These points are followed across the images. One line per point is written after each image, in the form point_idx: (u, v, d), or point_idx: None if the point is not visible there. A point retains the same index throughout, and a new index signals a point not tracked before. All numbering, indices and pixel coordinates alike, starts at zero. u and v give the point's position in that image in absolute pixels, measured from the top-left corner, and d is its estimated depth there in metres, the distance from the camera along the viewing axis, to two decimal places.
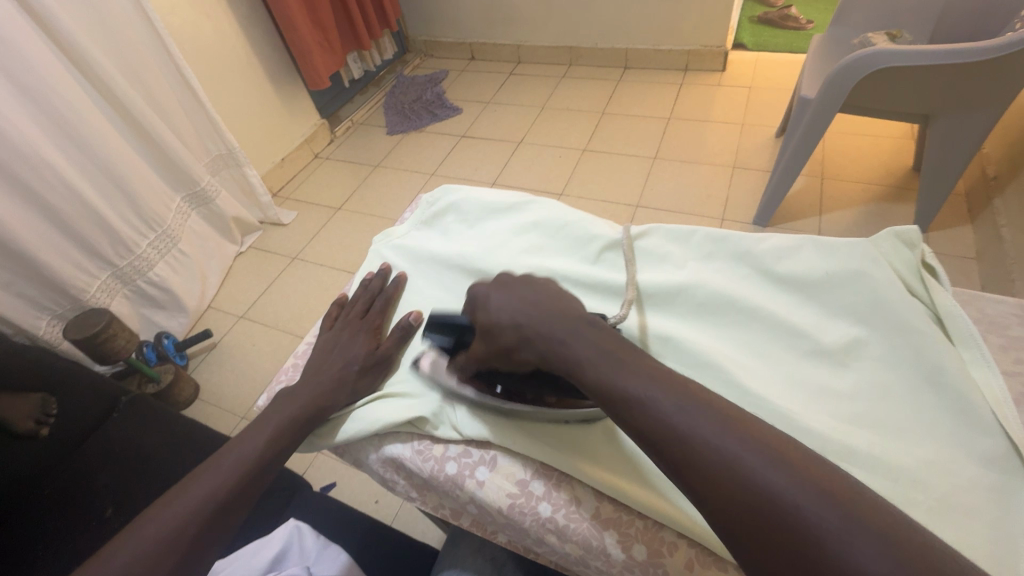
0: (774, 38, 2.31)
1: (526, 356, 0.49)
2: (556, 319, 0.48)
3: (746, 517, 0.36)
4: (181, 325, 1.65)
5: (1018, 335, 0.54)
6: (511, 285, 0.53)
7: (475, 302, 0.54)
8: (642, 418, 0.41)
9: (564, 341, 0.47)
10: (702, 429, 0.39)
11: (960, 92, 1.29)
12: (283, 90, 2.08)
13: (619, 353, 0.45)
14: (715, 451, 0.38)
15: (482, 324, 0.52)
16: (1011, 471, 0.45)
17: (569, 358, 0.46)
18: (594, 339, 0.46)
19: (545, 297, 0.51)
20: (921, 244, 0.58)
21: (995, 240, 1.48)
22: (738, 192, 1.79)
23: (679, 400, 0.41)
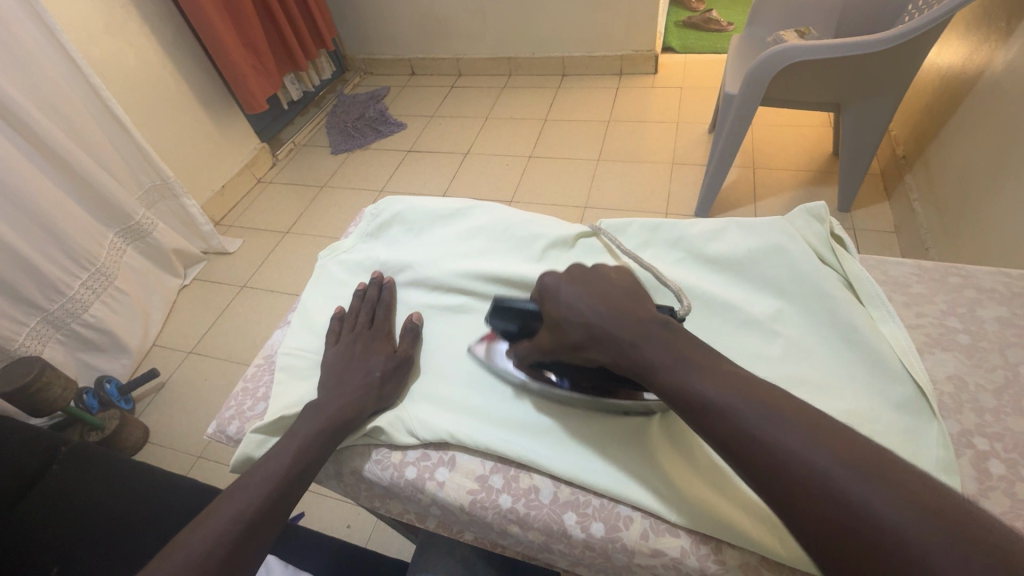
0: (699, 40, 2.45)
1: (595, 355, 0.49)
2: (626, 318, 0.48)
3: (818, 521, 0.35)
4: (124, 367, 1.56)
5: (918, 292, 0.59)
6: (580, 280, 0.53)
7: (547, 293, 0.54)
8: (716, 419, 0.40)
9: (634, 343, 0.46)
10: (779, 433, 0.38)
11: (864, 80, 1.41)
12: (217, 115, 2.02)
13: (689, 355, 0.44)
14: (782, 452, 0.37)
15: (553, 315, 0.52)
16: (921, 413, 0.49)
17: (641, 360, 0.45)
18: (666, 342, 0.45)
19: (613, 290, 0.51)
20: (829, 217, 0.63)
21: (910, 213, 1.60)
22: (678, 187, 1.88)
23: (753, 404, 0.40)
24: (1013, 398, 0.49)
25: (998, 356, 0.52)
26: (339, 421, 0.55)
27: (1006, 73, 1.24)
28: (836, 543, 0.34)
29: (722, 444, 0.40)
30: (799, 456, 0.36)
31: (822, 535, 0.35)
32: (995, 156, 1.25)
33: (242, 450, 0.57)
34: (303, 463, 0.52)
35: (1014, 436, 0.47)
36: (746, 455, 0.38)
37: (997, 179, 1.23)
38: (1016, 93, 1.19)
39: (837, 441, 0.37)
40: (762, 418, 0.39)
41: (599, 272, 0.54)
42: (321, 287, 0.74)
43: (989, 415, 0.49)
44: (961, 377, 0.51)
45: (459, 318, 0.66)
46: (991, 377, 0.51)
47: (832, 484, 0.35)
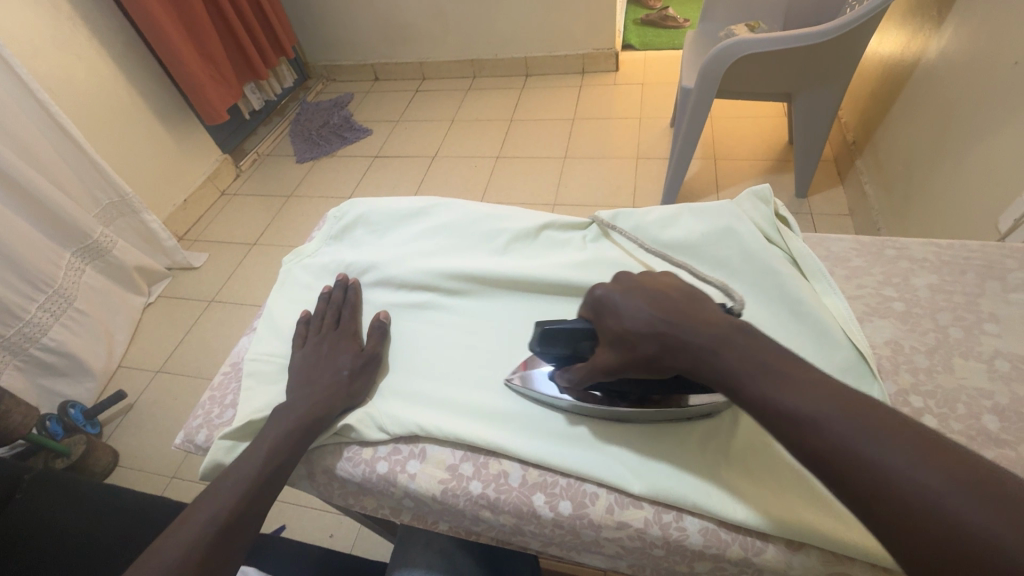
0: (657, 37, 2.51)
1: (672, 364, 0.45)
2: (700, 324, 0.44)
3: (935, 550, 0.32)
4: (89, 390, 1.52)
5: (858, 265, 0.63)
6: (634, 289, 0.49)
7: (597, 306, 0.50)
8: (812, 435, 0.37)
9: (714, 351, 0.43)
10: (884, 453, 0.35)
11: (811, 71, 1.47)
12: (175, 128, 1.98)
13: (771, 362, 0.41)
14: (889, 475, 0.34)
15: (614, 330, 0.48)
16: (863, 376, 0.52)
17: (719, 367, 0.42)
18: (748, 347, 0.42)
19: (669, 293, 0.48)
20: (773, 199, 0.67)
21: (862, 196, 1.68)
22: (644, 180, 1.92)
23: (852, 420, 0.37)
24: (944, 357, 0.53)
25: (930, 320, 0.56)
26: (308, 418, 0.56)
27: (942, 57, 1.31)
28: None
29: (818, 465, 0.37)
30: (909, 479, 0.34)
31: (943, 567, 0.32)
32: (939, 135, 1.31)
33: (211, 457, 0.57)
34: (274, 468, 0.52)
35: (945, 392, 0.51)
36: (844, 477, 0.36)
37: (942, 156, 1.29)
38: (953, 74, 1.26)
39: (951, 461, 0.34)
40: (865, 437, 0.36)
41: (652, 279, 0.51)
42: (286, 291, 0.74)
43: (923, 374, 0.52)
44: (898, 341, 0.55)
45: (425, 314, 0.67)
46: (925, 339, 0.55)
47: (949, 511, 0.32)
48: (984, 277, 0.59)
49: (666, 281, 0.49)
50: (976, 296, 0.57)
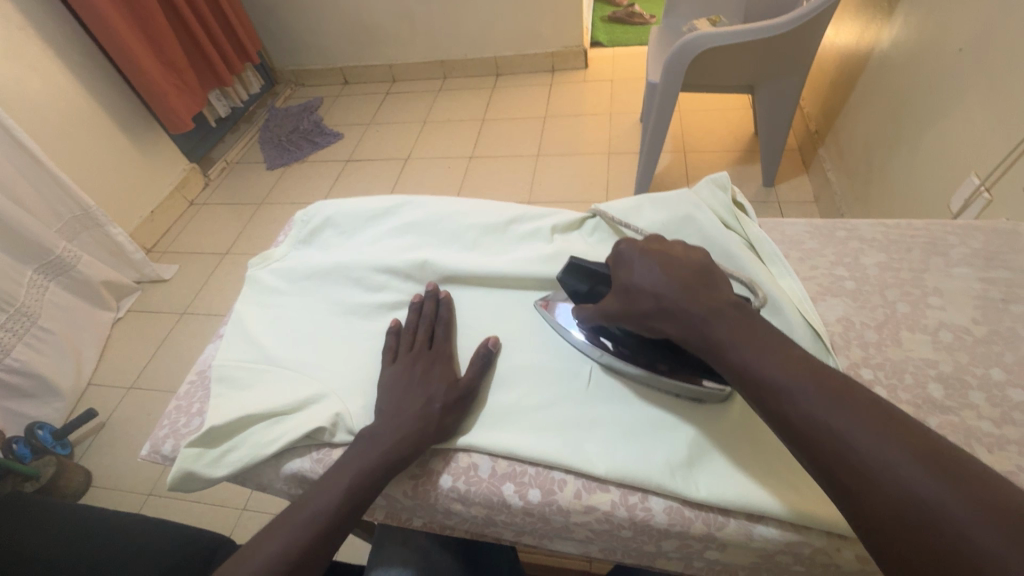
0: (625, 34, 2.54)
1: (662, 326, 0.48)
2: (700, 295, 0.47)
3: (887, 517, 0.35)
4: (57, 411, 1.47)
5: (811, 247, 0.65)
6: (652, 253, 0.52)
7: (618, 257, 0.54)
8: (784, 402, 0.40)
9: (704, 320, 0.46)
10: (847, 424, 0.37)
11: (772, 63, 1.51)
12: (138, 138, 1.93)
13: (756, 337, 0.44)
14: (850, 442, 0.37)
15: (622, 282, 0.52)
16: (819, 354, 0.54)
17: (707, 336, 0.45)
18: (738, 321, 0.45)
19: (683, 261, 0.51)
20: (731, 186, 0.69)
21: (825, 182, 1.73)
22: (616, 175, 1.94)
23: (823, 392, 0.39)
24: (892, 331, 0.55)
25: (879, 296, 0.58)
26: (391, 458, 0.51)
27: (893, 47, 1.35)
28: (902, 538, 0.34)
29: (787, 430, 0.40)
30: (869, 449, 0.36)
31: (887, 529, 0.35)
32: (894, 120, 1.35)
33: (178, 467, 0.56)
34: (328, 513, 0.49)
35: (893, 363, 0.53)
36: (809, 443, 0.39)
37: (897, 141, 1.34)
38: (905, 63, 1.30)
39: (913, 437, 0.36)
40: (832, 408, 0.38)
41: (670, 247, 0.53)
42: (253, 296, 0.73)
43: (872, 348, 0.54)
44: (849, 318, 0.57)
45: (393, 315, 0.67)
46: (874, 315, 0.57)
47: (898, 481, 0.35)
48: (929, 254, 0.61)
49: (683, 251, 0.52)
50: (921, 272, 0.59)
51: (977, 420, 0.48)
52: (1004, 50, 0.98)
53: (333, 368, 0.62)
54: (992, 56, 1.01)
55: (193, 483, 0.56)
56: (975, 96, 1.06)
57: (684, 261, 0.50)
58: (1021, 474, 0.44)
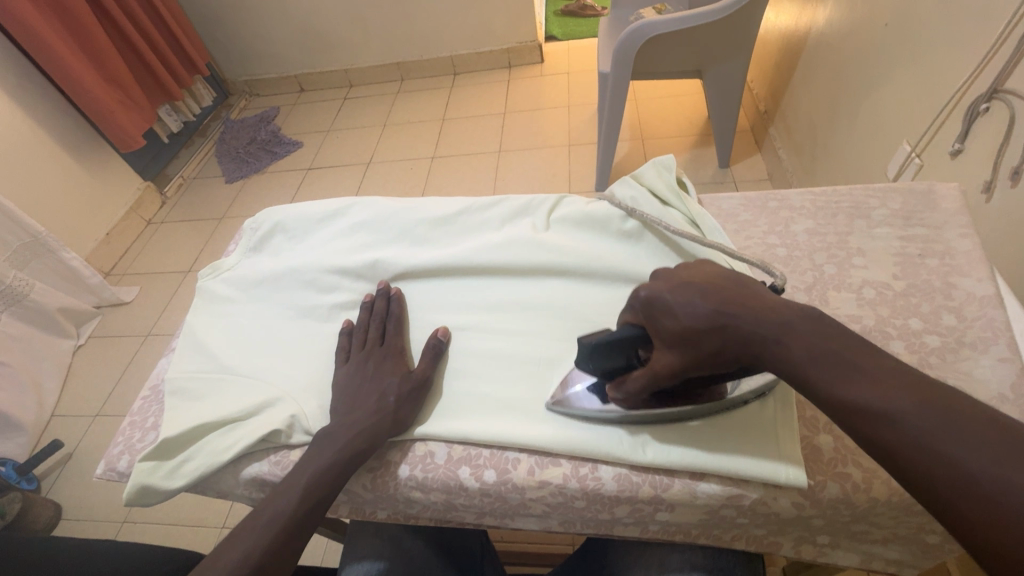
0: (578, 26, 2.56)
1: (732, 357, 0.41)
2: (763, 313, 0.40)
3: (986, 527, 0.31)
4: (20, 446, 1.42)
5: (745, 219, 0.68)
6: (682, 283, 0.44)
7: (649, 308, 0.45)
8: (884, 428, 0.34)
9: (779, 340, 0.39)
10: (963, 448, 0.32)
11: (718, 47, 1.55)
12: (87, 159, 1.87)
13: (841, 351, 0.37)
14: (968, 473, 0.31)
15: (675, 331, 0.42)
16: None
17: (784, 360, 0.38)
18: (820, 339, 0.38)
19: (713, 282, 0.44)
20: (675, 167, 0.70)
21: (777, 160, 1.78)
22: (578, 166, 1.97)
23: (933, 412, 0.33)
24: (820, 292, 0.59)
25: (807, 261, 0.62)
26: (351, 451, 0.52)
27: (827, 26, 1.40)
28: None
29: (891, 460, 0.34)
30: (1001, 479, 0.31)
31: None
32: (833, 96, 1.41)
33: (133, 481, 0.55)
34: (291, 505, 0.50)
35: None
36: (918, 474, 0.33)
37: (837, 117, 1.40)
38: (839, 42, 1.35)
39: None
40: (945, 431, 0.32)
41: (684, 268, 0.47)
42: (205, 306, 0.73)
43: None
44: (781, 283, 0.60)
45: (347, 315, 0.68)
46: (803, 279, 0.60)
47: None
48: (853, 217, 0.65)
49: (703, 269, 0.46)
50: (846, 235, 0.63)
51: None
52: (925, 23, 1.03)
53: (288, 370, 0.63)
54: (913, 31, 1.07)
55: (151, 496, 0.56)
56: (902, 69, 1.11)
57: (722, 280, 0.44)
58: None
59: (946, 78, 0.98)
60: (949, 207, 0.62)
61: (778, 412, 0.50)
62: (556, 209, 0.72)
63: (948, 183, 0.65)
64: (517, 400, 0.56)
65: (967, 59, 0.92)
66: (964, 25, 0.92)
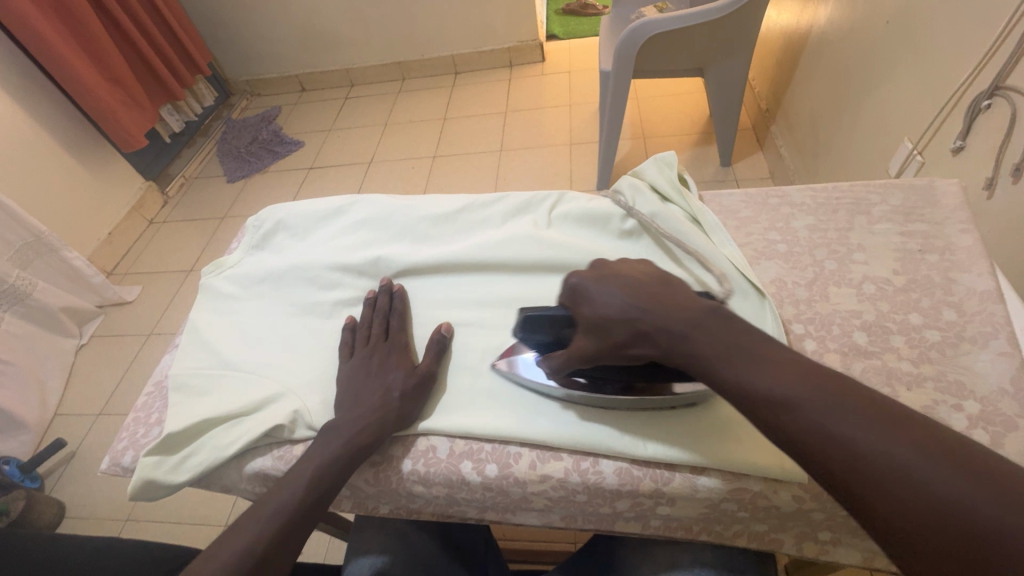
0: (579, 25, 2.56)
1: (642, 351, 0.45)
2: (671, 308, 0.44)
3: (877, 502, 0.33)
4: (23, 444, 1.43)
5: (746, 216, 0.68)
6: (609, 278, 0.50)
7: (574, 293, 0.51)
8: (785, 415, 0.37)
9: (687, 336, 0.43)
10: (851, 427, 0.34)
11: (718, 46, 1.55)
12: (89, 159, 1.88)
13: (745, 346, 0.40)
14: (856, 447, 0.34)
15: (589, 318, 0.48)
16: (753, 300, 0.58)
17: (695, 354, 0.42)
18: (720, 331, 0.42)
19: (642, 280, 0.49)
20: (676, 164, 0.71)
21: (778, 158, 1.78)
22: (579, 165, 1.97)
23: (826, 397, 0.36)
24: (820, 287, 0.59)
25: (808, 256, 0.62)
26: (353, 446, 0.52)
27: (828, 24, 1.40)
28: (928, 544, 0.31)
29: (793, 446, 0.37)
30: (885, 454, 0.33)
31: (909, 536, 0.32)
32: (834, 94, 1.41)
33: (137, 476, 0.56)
34: (294, 497, 0.50)
35: (822, 317, 0.56)
36: (814, 453, 0.35)
37: (838, 115, 1.40)
38: (840, 40, 1.36)
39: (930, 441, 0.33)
40: (832, 410, 0.35)
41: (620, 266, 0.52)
42: (207, 303, 0.73)
43: (803, 305, 0.58)
44: (782, 279, 0.61)
45: (349, 312, 0.68)
46: (804, 274, 0.61)
47: (918, 482, 0.32)
48: (853, 213, 0.65)
49: (637, 268, 0.51)
50: (846, 231, 0.63)
51: (898, 361, 0.52)
52: (925, 21, 1.03)
53: (292, 366, 0.63)
54: (914, 29, 1.07)
55: (155, 491, 0.56)
56: (903, 67, 1.11)
57: (657, 280, 0.49)
58: (937, 407, 0.48)
59: (946, 75, 0.98)
60: (949, 203, 0.63)
61: (710, 420, 0.52)
62: (557, 206, 0.73)
63: (948, 179, 0.65)
64: (520, 395, 0.56)
65: (966, 56, 0.92)
66: (965, 23, 0.92)
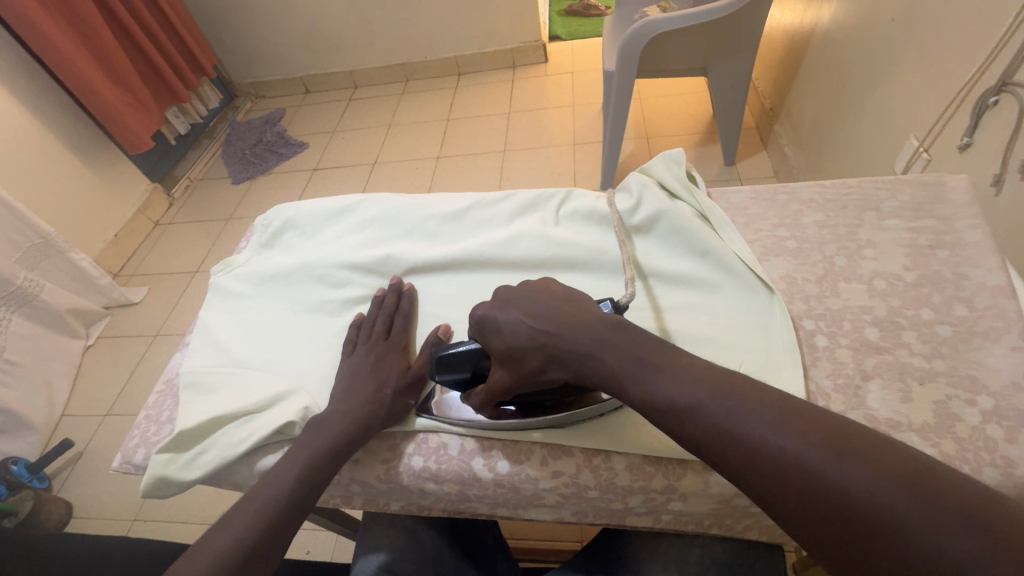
0: (582, 26, 2.57)
1: (557, 373, 0.47)
2: (576, 326, 0.46)
3: (807, 511, 0.33)
4: (31, 444, 1.44)
5: (754, 212, 0.68)
6: (514, 301, 0.50)
7: (481, 325, 0.51)
8: (714, 432, 0.37)
9: (592, 355, 0.45)
10: (775, 436, 0.35)
11: (722, 45, 1.55)
12: (95, 161, 1.89)
13: (670, 366, 0.41)
14: (754, 444, 0.36)
15: (500, 350, 0.49)
16: (762, 293, 0.58)
17: (607, 373, 0.44)
18: (624, 346, 0.44)
19: (547, 300, 0.50)
20: (684, 161, 0.70)
21: (783, 157, 1.78)
22: (583, 165, 1.97)
23: (748, 408, 0.37)
24: (830, 284, 0.59)
25: (818, 252, 0.62)
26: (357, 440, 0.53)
27: (832, 22, 1.40)
28: (859, 548, 0.32)
29: (725, 463, 0.37)
30: (807, 461, 0.34)
31: (840, 542, 0.32)
32: (838, 93, 1.41)
33: (150, 473, 0.56)
34: (308, 491, 0.51)
35: (832, 312, 0.56)
36: (720, 454, 0.37)
37: (843, 114, 1.39)
38: (844, 38, 1.35)
39: (850, 441, 0.34)
40: (729, 411, 0.37)
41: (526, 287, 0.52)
42: (216, 301, 0.74)
43: (814, 300, 0.58)
44: (792, 275, 0.61)
45: (358, 310, 0.68)
46: (814, 270, 0.60)
47: (810, 470, 0.34)
48: (862, 209, 0.65)
49: (541, 287, 0.52)
50: (855, 227, 0.63)
51: (909, 356, 0.51)
52: (930, 19, 1.03)
53: (301, 363, 0.64)
54: (919, 26, 1.06)
55: (168, 488, 0.57)
56: (908, 65, 1.11)
57: (572, 300, 0.49)
58: (949, 402, 0.48)
59: (952, 73, 0.98)
60: (958, 199, 0.62)
61: (625, 430, 0.51)
62: (564, 204, 0.73)
63: (957, 175, 0.65)
64: None
65: (973, 54, 0.92)
66: (971, 19, 0.92)
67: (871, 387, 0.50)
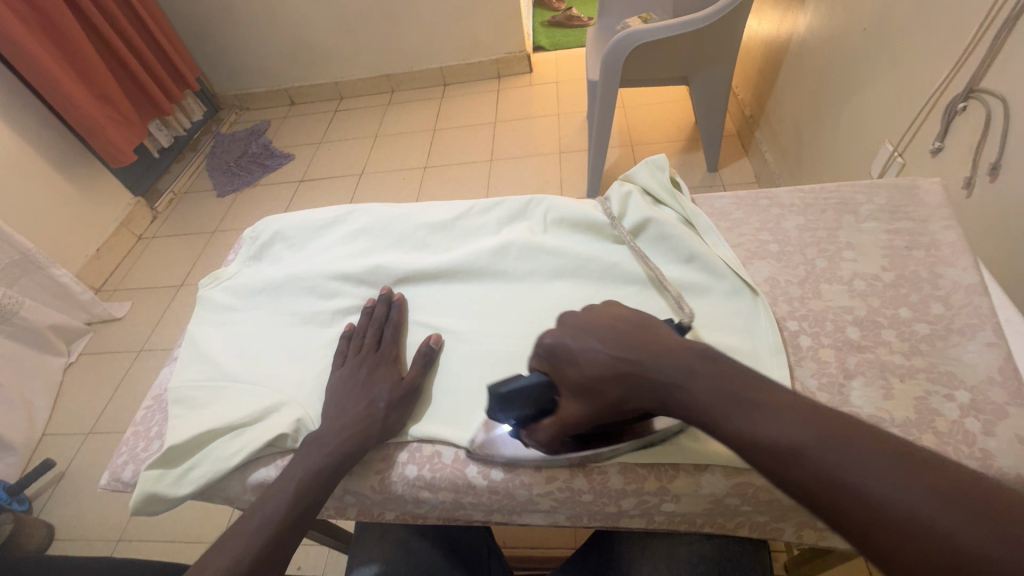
0: (565, 37, 2.61)
1: (636, 405, 0.44)
2: (663, 355, 0.43)
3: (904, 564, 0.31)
4: (10, 466, 1.40)
5: (737, 217, 0.70)
6: (587, 329, 0.47)
7: (552, 355, 0.48)
8: (796, 467, 0.34)
9: (682, 384, 0.41)
10: (869, 478, 0.32)
11: (702, 54, 1.58)
12: (77, 175, 1.86)
13: (744, 395, 0.38)
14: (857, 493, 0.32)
15: (578, 381, 0.45)
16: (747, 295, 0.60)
17: (691, 403, 0.40)
18: (715, 377, 0.40)
19: (620, 326, 0.47)
20: (667, 167, 0.72)
21: (764, 163, 1.82)
22: (568, 173, 1.99)
23: (836, 445, 0.34)
24: (813, 285, 0.60)
25: (800, 255, 0.64)
26: (350, 451, 0.54)
27: (808, 32, 1.44)
28: None
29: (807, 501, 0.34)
30: (906, 507, 0.31)
31: None
32: (816, 100, 1.45)
33: (139, 490, 0.55)
34: (303, 504, 0.51)
35: (815, 313, 0.58)
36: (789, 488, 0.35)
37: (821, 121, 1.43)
38: (820, 47, 1.39)
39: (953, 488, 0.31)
40: (833, 454, 0.34)
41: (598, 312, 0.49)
42: (205, 315, 0.73)
43: (797, 302, 0.59)
44: (775, 278, 0.62)
45: (349, 320, 0.68)
46: (796, 273, 0.62)
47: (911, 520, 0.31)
48: (841, 213, 0.67)
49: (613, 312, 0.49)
50: (835, 230, 0.65)
51: (891, 354, 0.53)
52: (901, 28, 1.07)
53: (293, 375, 0.63)
54: (891, 35, 1.10)
55: (157, 505, 0.56)
56: (882, 73, 1.15)
57: (646, 327, 0.47)
58: (929, 397, 0.50)
59: (923, 81, 1.01)
60: (933, 201, 0.64)
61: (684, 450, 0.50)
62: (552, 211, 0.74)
63: (931, 179, 0.67)
64: None
65: (942, 62, 0.95)
66: (940, 29, 0.95)
67: (854, 384, 0.52)
